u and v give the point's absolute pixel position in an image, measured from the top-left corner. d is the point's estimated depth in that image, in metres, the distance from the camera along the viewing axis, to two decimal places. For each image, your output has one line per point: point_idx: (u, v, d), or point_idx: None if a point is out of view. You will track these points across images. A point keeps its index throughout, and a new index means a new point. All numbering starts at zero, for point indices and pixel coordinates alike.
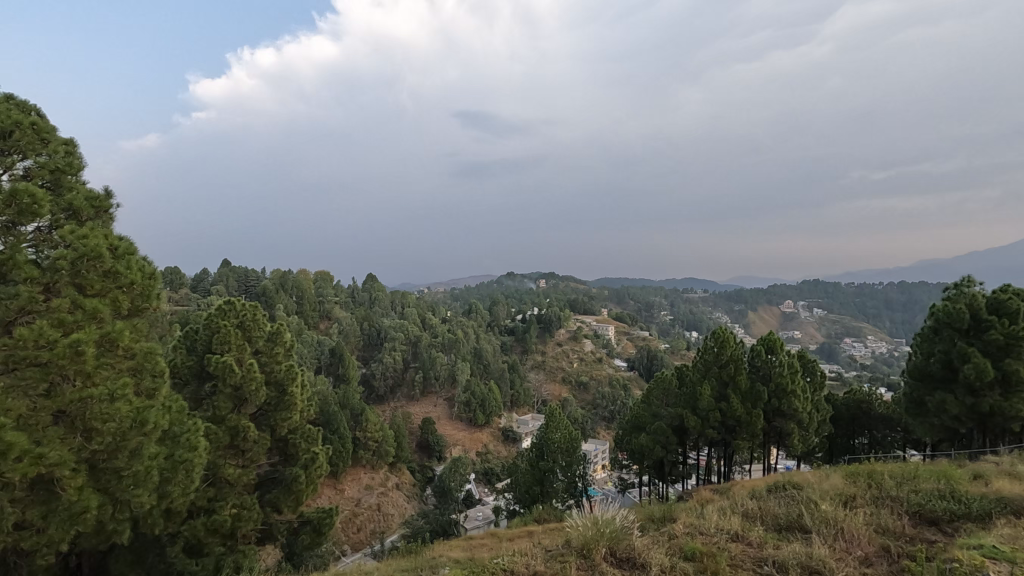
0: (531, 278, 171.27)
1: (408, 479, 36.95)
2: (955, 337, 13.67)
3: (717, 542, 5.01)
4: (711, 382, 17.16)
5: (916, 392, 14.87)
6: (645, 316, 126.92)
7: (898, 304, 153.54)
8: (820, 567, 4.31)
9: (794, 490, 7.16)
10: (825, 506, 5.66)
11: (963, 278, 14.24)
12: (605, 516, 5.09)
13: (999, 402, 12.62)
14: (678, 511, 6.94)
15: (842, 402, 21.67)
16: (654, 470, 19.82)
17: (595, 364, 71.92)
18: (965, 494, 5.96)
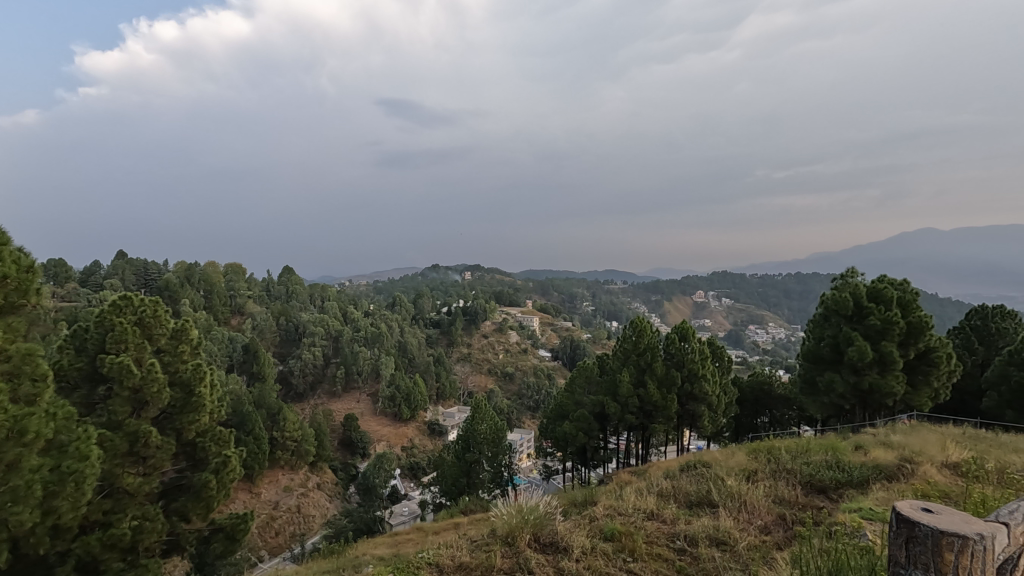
0: (457, 270, 170.40)
1: (329, 479, 35.79)
2: (842, 323, 15.13)
3: (634, 521, 5.27)
4: (630, 369, 17.89)
5: (809, 373, 16.30)
6: (568, 308, 130.19)
7: (795, 292, 167.25)
8: (726, 539, 4.66)
9: (703, 468, 7.66)
10: (731, 481, 6.10)
11: (848, 269, 15.77)
12: (529, 503, 5.17)
13: (877, 379, 14.13)
14: (598, 494, 7.22)
15: (747, 385, 23.38)
16: (577, 455, 20.48)
17: (520, 355, 72.90)
18: (848, 464, 6.65)
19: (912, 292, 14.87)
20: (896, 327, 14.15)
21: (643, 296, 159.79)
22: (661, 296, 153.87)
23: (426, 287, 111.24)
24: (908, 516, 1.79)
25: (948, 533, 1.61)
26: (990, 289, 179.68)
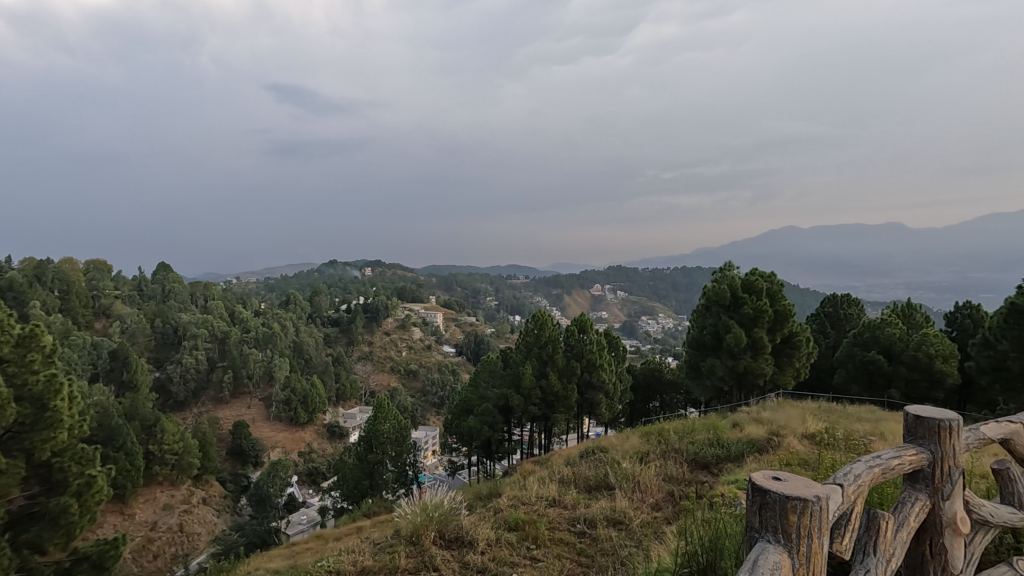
0: (356, 267, 164.41)
1: (216, 492, 33.16)
2: (720, 312, 16.55)
3: (538, 509, 5.43)
4: (532, 361, 18.25)
5: (693, 359, 17.63)
6: (471, 303, 130.47)
7: (681, 284, 180.31)
8: (623, 518, 4.94)
9: (600, 453, 8.06)
10: (625, 464, 6.49)
11: (725, 264, 17.27)
12: (433, 500, 5.10)
13: (751, 362, 15.68)
14: (502, 485, 7.32)
15: (640, 372, 24.88)
16: (482, 449, 20.60)
17: (424, 352, 72.04)
18: (727, 440, 7.33)
19: (778, 283, 16.61)
20: (765, 314, 15.83)
21: (544, 290, 163.93)
22: (561, 290, 158.74)
23: (322, 283, 106.29)
24: (759, 481, 1.44)
25: (792, 497, 1.29)
26: (839, 280, 205.67)
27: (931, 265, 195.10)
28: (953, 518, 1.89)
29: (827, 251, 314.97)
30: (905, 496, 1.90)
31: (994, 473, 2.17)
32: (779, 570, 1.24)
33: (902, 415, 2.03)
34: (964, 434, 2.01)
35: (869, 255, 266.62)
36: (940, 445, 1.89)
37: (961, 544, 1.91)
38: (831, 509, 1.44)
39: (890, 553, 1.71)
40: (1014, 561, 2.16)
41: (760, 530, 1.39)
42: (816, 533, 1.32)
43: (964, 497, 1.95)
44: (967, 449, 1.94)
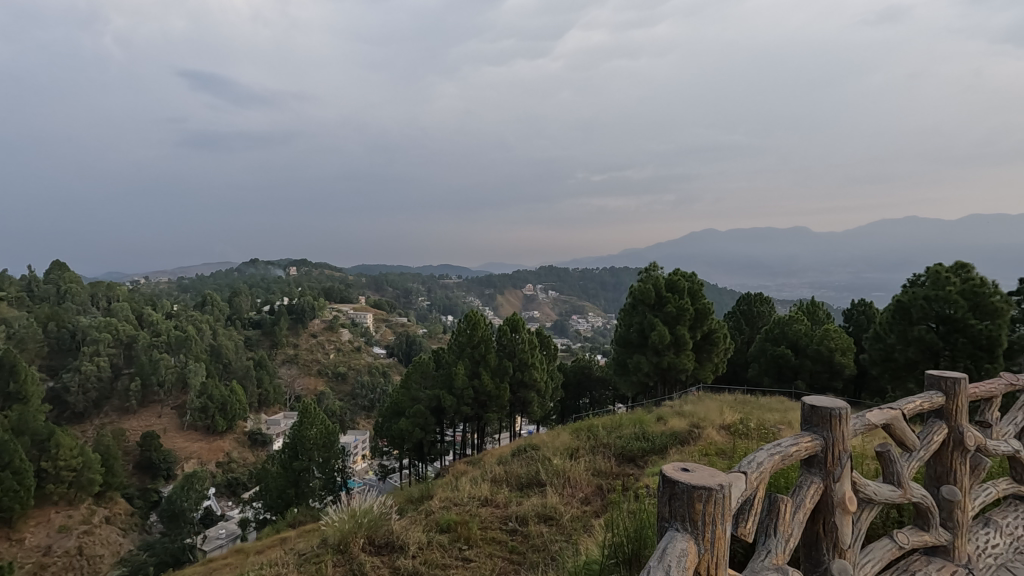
0: (280, 266, 156.90)
1: (122, 509, 30.56)
2: (646, 311, 17.23)
3: (470, 510, 5.42)
4: (464, 361, 18.16)
5: (621, 357, 18.18)
6: (403, 303, 127.96)
7: (609, 284, 185.91)
8: (553, 514, 5.02)
9: (532, 451, 8.17)
10: (556, 460, 6.60)
11: (650, 264, 17.98)
12: (362, 506, 4.95)
13: (674, 358, 16.46)
14: (433, 488, 7.23)
15: (570, 369, 25.49)
16: (414, 451, 20.28)
17: (353, 353, 69.87)
18: (652, 433, 7.64)
19: (698, 283, 17.48)
20: (687, 313, 16.67)
21: (476, 290, 163.55)
22: (494, 289, 158.98)
23: (243, 283, 100.58)
24: (670, 473, 1.50)
25: (698, 486, 1.36)
26: (754, 279, 219.69)
27: (833, 266, 212.60)
28: (841, 499, 2.05)
29: (743, 252, 335.38)
30: (801, 481, 2.05)
31: (878, 456, 2.38)
32: (686, 556, 1.30)
33: (799, 405, 2.19)
34: (851, 421, 2.19)
35: (779, 256, 286.91)
36: (831, 431, 2.05)
37: (848, 521, 2.07)
38: (735, 497, 1.53)
39: (789, 534, 1.85)
40: (893, 534, 2.38)
41: (670, 520, 1.45)
42: (722, 520, 1.39)
43: (851, 479, 2.12)
44: (854, 434, 2.12)
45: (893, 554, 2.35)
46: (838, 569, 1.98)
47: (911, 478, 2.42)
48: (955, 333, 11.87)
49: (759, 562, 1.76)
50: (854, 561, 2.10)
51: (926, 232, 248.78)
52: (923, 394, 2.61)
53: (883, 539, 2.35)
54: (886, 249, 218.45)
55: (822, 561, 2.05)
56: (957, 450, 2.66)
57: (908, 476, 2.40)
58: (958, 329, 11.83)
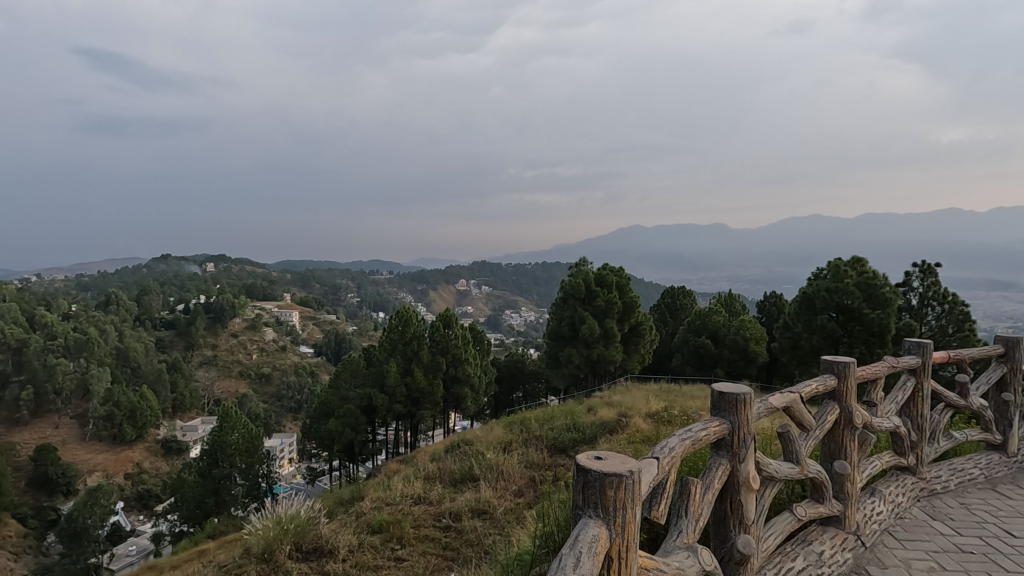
0: (196, 262, 147.03)
1: (13, 531, 27.74)
2: (577, 305, 17.62)
3: (402, 509, 5.34)
4: (396, 359, 17.81)
5: (552, 350, 18.50)
6: (331, 300, 123.48)
7: (541, 278, 187.97)
8: (487, 508, 5.05)
9: (465, 446, 8.16)
10: (489, 455, 6.63)
11: (580, 259, 18.40)
12: (288, 511, 4.78)
13: (604, 350, 17.01)
14: (365, 488, 7.06)
15: (503, 364, 25.75)
16: (345, 452, 19.73)
17: (278, 353, 66.70)
18: (582, 424, 7.85)
19: (625, 277, 18.08)
20: (615, 306, 17.24)
21: (408, 285, 160.56)
22: (426, 284, 156.72)
23: (154, 281, 93.26)
24: (584, 461, 1.54)
25: (609, 474, 1.41)
26: (677, 274, 230.06)
27: (748, 259, 226.35)
28: (746, 478, 2.18)
29: (668, 248, 349.69)
30: (711, 464, 2.18)
31: (780, 436, 2.56)
32: (596, 541, 1.35)
33: (708, 391, 2.32)
34: (755, 405, 2.35)
35: (700, 251, 302.10)
36: (736, 415, 2.19)
37: (753, 498, 2.21)
38: (644, 480, 1.60)
39: (699, 513, 1.96)
40: (794, 509, 2.58)
41: (584, 507, 1.49)
42: (630, 505, 1.45)
43: (755, 459, 2.27)
44: (757, 418, 2.26)
45: (794, 527, 2.54)
46: (742, 543, 2.11)
47: (809, 455, 2.63)
48: (852, 321, 13.02)
49: (672, 542, 1.86)
50: (757, 535, 2.25)
51: (829, 229, 269.86)
52: (818, 377, 2.85)
53: (783, 513, 2.55)
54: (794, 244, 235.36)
55: (729, 537, 2.19)
56: (847, 427, 2.91)
57: (806, 454, 2.60)
58: (854, 318, 12.98)
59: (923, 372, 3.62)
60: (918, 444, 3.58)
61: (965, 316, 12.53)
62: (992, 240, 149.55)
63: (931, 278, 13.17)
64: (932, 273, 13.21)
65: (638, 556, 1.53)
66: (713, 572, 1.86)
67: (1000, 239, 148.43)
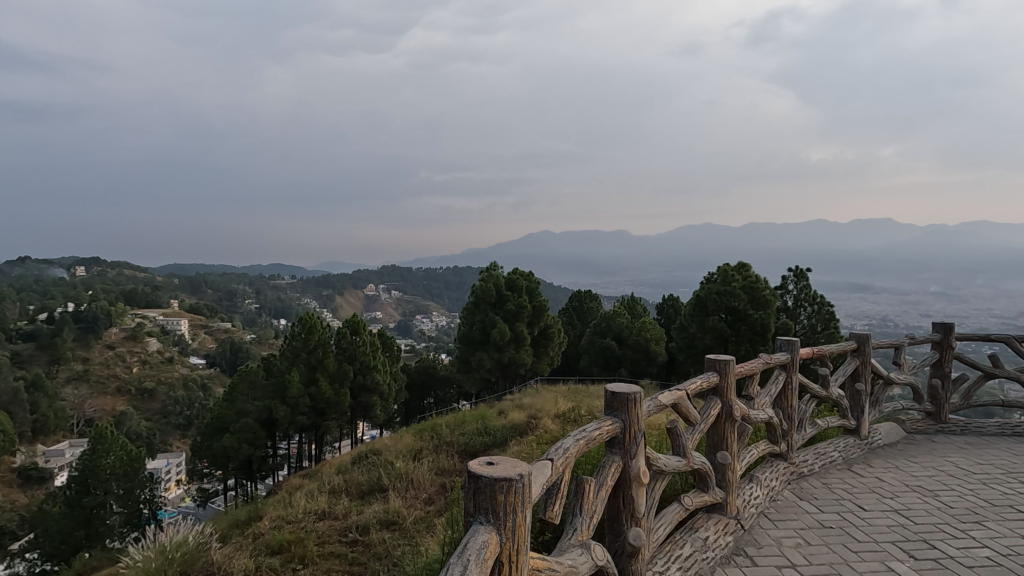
0: (64, 266, 130.66)
1: None
2: (487, 309, 17.75)
3: (305, 526, 5.07)
4: (299, 368, 16.89)
5: (464, 354, 18.43)
6: (225, 306, 114.69)
7: (453, 283, 186.32)
8: (396, 518, 4.92)
9: (373, 456, 7.91)
10: (399, 464, 6.47)
11: (492, 264, 18.50)
12: (174, 539, 4.37)
13: (515, 353, 17.27)
14: (263, 507, 6.62)
15: (414, 369, 25.40)
16: (242, 470, 18.44)
17: (164, 366, 60.76)
18: (493, 427, 7.89)
19: (535, 281, 18.45)
20: (525, 310, 17.57)
21: (313, 291, 152.81)
22: (333, 289, 149.85)
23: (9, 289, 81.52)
24: (477, 467, 1.53)
25: (500, 478, 1.42)
26: (585, 278, 238.65)
27: (649, 264, 239.38)
28: (636, 473, 2.30)
29: (576, 252, 360.52)
30: (604, 462, 2.26)
31: (668, 432, 2.72)
32: (485, 548, 1.35)
33: (602, 392, 2.41)
34: (646, 403, 2.48)
35: (606, 256, 315.49)
36: (628, 414, 2.30)
37: (642, 493, 2.33)
38: (538, 483, 1.63)
39: (593, 510, 2.03)
40: (681, 499, 2.76)
41: (474, 514, 1.49)
42: (522, 508, 1.47)
43: (645, 455, 2.40)
44: (647, 416, 2.39)
45: (681, 517, 2.71)
46: (632, 536, 2.22)
47: (694, 448, 2.83)
48: (738, 321, 14.20)
49: (567, 540, 1.91)
50: (648, 527, 2.38)
51: (720, 236, 291.97)
52: (702, 374, 3.06)
53: (671, 503, 2.71)
54: (690, 250, 252.21)
55: (622, 530, 2.28)
56: (728, 421, 3.16)
57: (692, 446, 2.79)
58: (740, 318, 14.17)
59: (792, 367, 4.01)
60: (788, 433, 3.96)
61: (831, 316, 14.19)
62: (851, 248, 169.81)
63: (803, 282, 14.62)
64: (804, 277, 14.69)
65: (530, 556, 1.55)
66: (605, 566, 1.95)
67: (857, 248, 168.85)
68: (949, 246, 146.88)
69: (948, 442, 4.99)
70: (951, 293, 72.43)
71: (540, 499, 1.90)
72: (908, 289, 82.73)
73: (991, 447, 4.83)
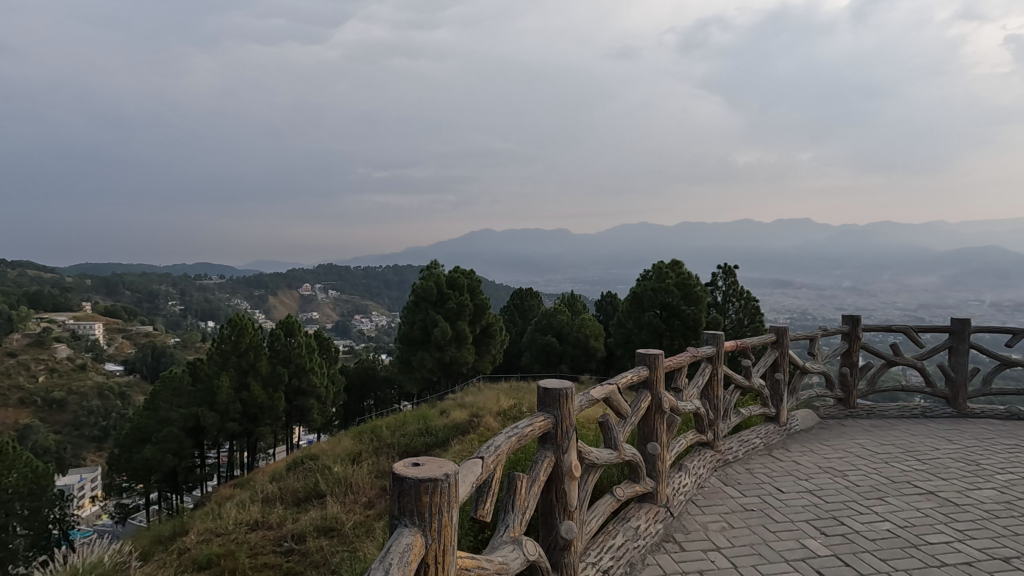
0: None
1: None
2: (429, 308, 17.56)
3: (236, 537, 4.83)
4: (229, 372, 16.05)
5: (404, 354, 18.13)
6: (146, 309, 107.03)
7: (394, 282, 182.73)
8: (334, 524, 4.78)
9: (310, 462, 7.64)
10: (337, 468, 6.29)
11: (432, 262, 18.29)
12: (88, 559, 4.04)
13: (456, 352, 17.19)
14: (189, 521, 6.25)
15: (352, 371, 24.78)
16: (166, 482, 17.34)
17: (76, 374, 55.99)
18: (435, 427, 7.81)
19: (476, 280, 18.43)
20: (466, 308, 17.52)
21: (244, 291, 145.48)
22: (265, 289, 143.11)
23: None
24: (400, 468, 1.50)
25: (424, 479, 1.41)
26: (526, 276, 240.54)
27: (589, 262, 244.40)
28: (568, 466, 2.34)
29: (517, 251, 362.44)
30: (536, 457, 2.29)
31: (601, 425, 2.80)
32: (408, 550, 1.32)
33: (535, 388, 2.44)
34: (577, 398, 2.53)
35: (547, 254, 319.60)
36: (560, 409, 2.33)
37: (575, 486, 2.38)
38: (464, 483, 1.63)
39: (523, 505, 2.05)
40: (613, 490, 2.84)
41: (399, 516, 1.45)
42: (447, 507, 1.46)
43: (577, 449, 2.45)
44: (580, 410, 2.44)
45: (613, 507, 2.79)
46: (565, 528, 2.26)
47: (625, 440, 2.92)
48: (672, 317, 14.78)
49: (498, 537, 1.93)
50: (580, 518, 2.44)
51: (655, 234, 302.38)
52: (634, 368, 3.16)
53: (604, 495, 2.79)
54: (627, 249, 259.60)
55: (555, 525, 2.31)
56: (658, 412, 3.28)
57: (622, 439, 2.88)
58: (674, 314, 14.74)
59: (718, 359, 4.21)
60: (715, 422, 4.16)
61: (757, 310, 14.99)
62: (775, 247, 180.12)
63: (731, 278, 15.36)
64: (732, 274, 15.44)
65: (456, 556, 1.54)
66: (537, 560, 1.99)
67: (780, 246, 179.15)
68: (860, 245, 159.06)
69: (856, 425, 5.41)
70: (862, 287, 78.45)
71: (472, 497, 1.90)
72: (825, 285, 88.85)
73: (893, 428, 5.28)
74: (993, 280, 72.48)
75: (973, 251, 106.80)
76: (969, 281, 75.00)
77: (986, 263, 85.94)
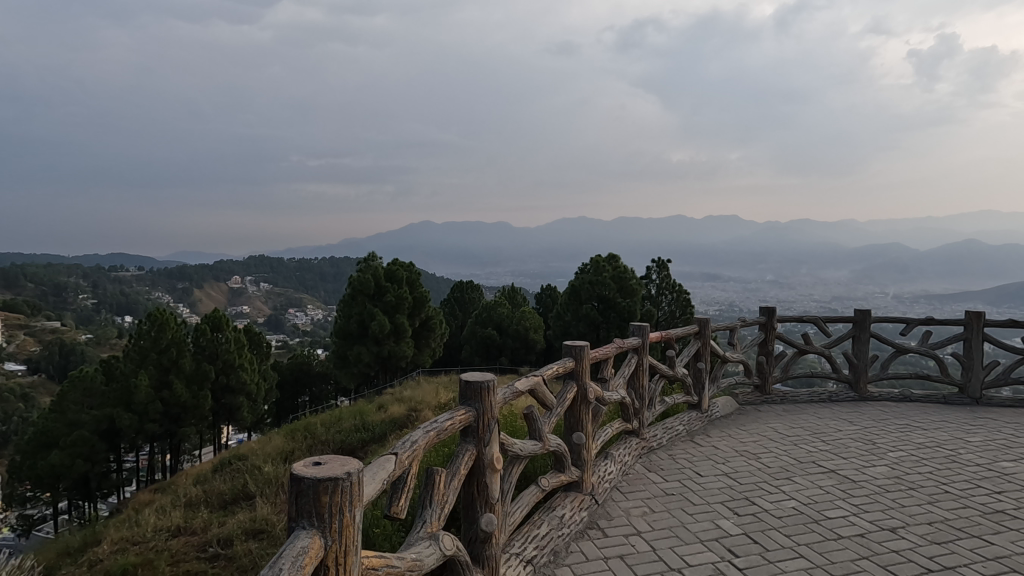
0: None
1: None
2: (365, 301, 17.11)
3: (156, 545, 4.54)
4: (148, 370, 15.01)
5: (340, 349, 17.60)
6: (52, 303, 98.06)
7: (331, 273, 176.75)
8: (264, 527, 4.59)
9: (238, 462, 7.29)
10: (267, 469, 6.05)
11: (370, 254, 17.88)
12: None
13: (394, 346, 16.87)
14: (102, 530, 5.81)
15: (286, 367, 23.93)
16: (76, 490, 16.06)
17: None
18: (371, 424, 7.65)
19: (416, 272, 18.19)
20: (405, 301, 17.31)
21: (165, 283, 136.17)
22: (190, 281, 134.38)
23: None
24: (301, 468, 1.45)
25: (324, 479, 1.37)
26: (467, 268, 239.56)
27: (530, 255, 246.50)
28: (490, 460, 2.35)
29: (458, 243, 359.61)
30: (458, 451, 2.28)
31: (525, 417, 2.82)
32: (303, 553, 1.28)
33: (458, 381, 2.43)
34: (501, 391, 2.54)
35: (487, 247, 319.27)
36: (481, 402, 2.34)
37: (497, 478, 2.39)
38: (369, 482, 1.59)
39: (443, 500, 2.04)
40: (539, 481, 2.88)
41: (298, 519, 1.40)
42: (350, 507, 1.43)
43: (499, 441, 2.46)
44: (502, 403, 2.45)
45: (538, 497, 2.84)
46: (485, 521, 2.28)
47: (550, 431, 2.96)
48: (609, 309, 15.19)
49: (415, 534, 1.91)
50: (502, 508, 2.46)
51: (593, 228, 308.35)
52: (560, 360, 3.21)
53: (530, 486, 2.83)
54: (567, 243, 263.52)
55: (476, 517, 2.32)
56: (583, 403, 3.34)
57: (548, 430, 2.91)
58: (611, 306, 15.15)
59: (644, 350, 4.34)
60: (640, 411, 4.31)
61: (687, 302, 15.79)
62: (705, 242, 188.08)
63: (664, 272, 15.91)
64: (665, 268, 15.99)
65: (362, 555, 1.51)
66: (453, 554, 1.98)
67: (710, 242, 187.17)
68: (781, 241, 168.98)
69: (771, 411, 5.77)
70: (782, 281, 83.37)
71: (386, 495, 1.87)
72: (750, 278, 93.88)
73: (803, 412, 5.67)
74: (895, 274, 79.12)
75: (879, 247, 116.13)
76: (875, 274, 81.48)
77: (890, 259, 93.68)
